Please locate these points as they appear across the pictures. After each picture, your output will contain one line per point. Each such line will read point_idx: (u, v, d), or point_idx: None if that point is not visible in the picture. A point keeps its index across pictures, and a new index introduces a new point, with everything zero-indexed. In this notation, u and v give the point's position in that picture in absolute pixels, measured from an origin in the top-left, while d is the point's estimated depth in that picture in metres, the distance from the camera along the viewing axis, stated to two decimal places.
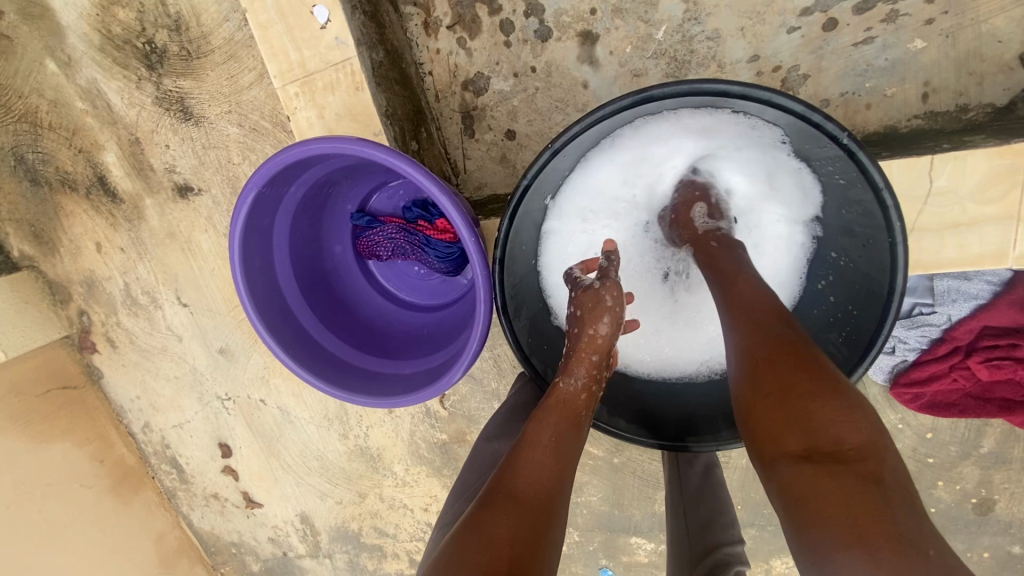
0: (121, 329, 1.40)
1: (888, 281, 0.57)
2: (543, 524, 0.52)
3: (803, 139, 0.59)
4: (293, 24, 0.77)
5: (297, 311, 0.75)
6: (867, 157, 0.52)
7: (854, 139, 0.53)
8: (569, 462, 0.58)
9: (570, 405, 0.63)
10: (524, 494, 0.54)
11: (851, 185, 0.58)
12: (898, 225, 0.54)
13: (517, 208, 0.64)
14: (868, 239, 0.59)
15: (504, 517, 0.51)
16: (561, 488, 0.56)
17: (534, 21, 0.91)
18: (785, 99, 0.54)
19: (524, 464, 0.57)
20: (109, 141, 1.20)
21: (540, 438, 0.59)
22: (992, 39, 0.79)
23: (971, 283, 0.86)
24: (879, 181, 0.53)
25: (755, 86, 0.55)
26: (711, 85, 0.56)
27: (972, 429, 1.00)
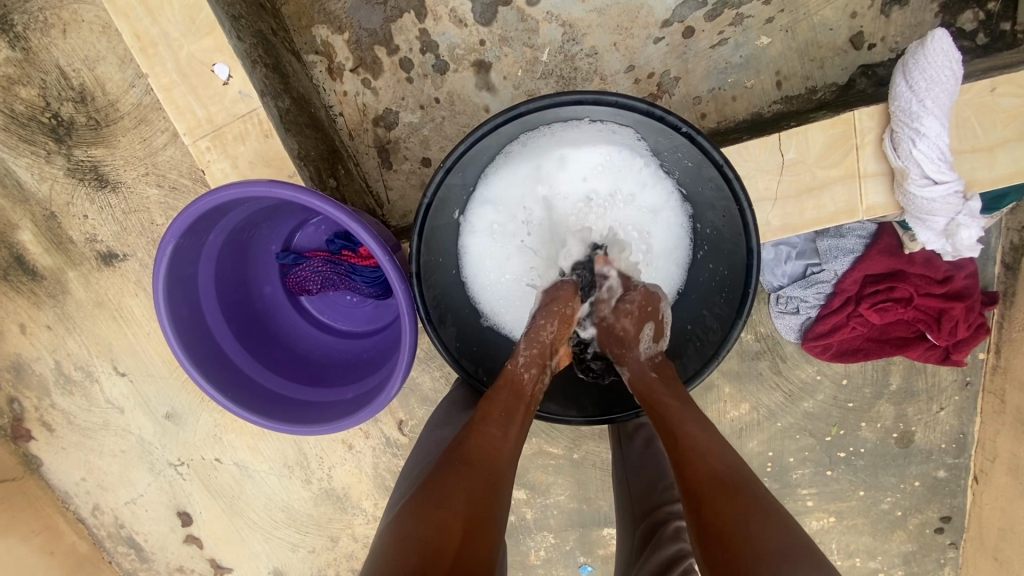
0: (57, 410, 1.34)
1: (746, 242, 0.66)
2: (493, 486, 0.60)
3: (654, 132, 0.68)
4: (195, 83, 0.80)
5: (233, 354, 0.77)
6: (704, 139, 0.62)
7: (691, 126, 0.63)
8: (517, 430, 0.67)
9: (518, 383, 0.70)
10: (477, 457, 0.62)
11: (699, 166, 0.67)
12: (741, 193, 0.63)
13: (424, 226, 0.69)
14: (725, 210, 0.68)
15: (459, 481, 0.59)
16: (509, 450, 0.64)
17: (431, 57, 0.98)
18: (629, 99, 0.63)
19: (478, 435, 0.64)
20: (23, 218, 1.18)
21: (491, 413, 0.66)
22: (825, 27, 0.91)
23: (845, 238, 0.97)
24: (718, 158, 0.63)
25: (605, 92, 0.64)
26: (567, 96, 0.64)
27: (879, 370, 1.10)
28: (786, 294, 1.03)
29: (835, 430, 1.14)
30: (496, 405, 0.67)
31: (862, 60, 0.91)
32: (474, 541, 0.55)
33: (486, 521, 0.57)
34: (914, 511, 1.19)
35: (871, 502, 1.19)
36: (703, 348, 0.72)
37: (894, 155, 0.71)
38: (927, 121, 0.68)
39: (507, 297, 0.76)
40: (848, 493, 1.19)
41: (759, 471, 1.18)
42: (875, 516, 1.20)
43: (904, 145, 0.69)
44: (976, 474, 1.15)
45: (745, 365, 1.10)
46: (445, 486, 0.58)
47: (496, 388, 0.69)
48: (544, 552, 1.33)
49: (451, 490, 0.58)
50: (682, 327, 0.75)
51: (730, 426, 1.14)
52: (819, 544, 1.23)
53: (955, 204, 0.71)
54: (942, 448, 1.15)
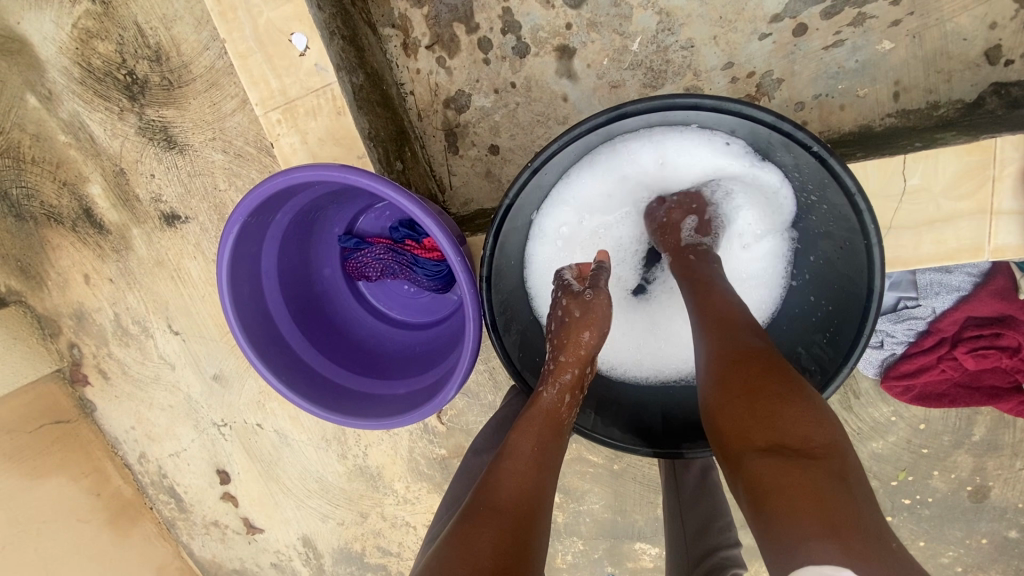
0: (113, 360, 1.39)
1: (865, 284, 0.58)
2: (526, 534, 0.53)
3: (771, 146, 0.61)
4: (272, 53, 0.77)
5: (288, 336, 0.75)
6: (838, 163, 0.54)
7: (824, 146, 0.54)
8: (551, 468, 0.60)
9: (552, 412, 0.64)
10: (505, 502, 0.55)
11: (822, 190, 0.59)
12: (873, 227, 0.55)
13: (503, 228, 0.65)
14: (845, 242, 0.60)
15: (485, 532, 0.52)
16: (542, 493, 0.57)
17: (512, 38, 0.92)
18: (754, 109, 0.56)
19: (502, 476, 0.58)
20: (94, 173, 1.20)
21: (521, 449, 0.60)
22: (960, 35, 0.80)
23: (953, 275, 0.86)
24: (850, 186, 0.55)
25: (726, 99, 0.56)
26: (681, 99, 0.57)
27: (963, 418, 1.01)
28: (871, 327, 0.94)
29: (903, 476, 1.06)
30: (522, 437, 0.61)
31: (998, 76, 0.80)
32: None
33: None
34: (979, 571, 1.10)
35: (931, 555, 1.11)
36: None
37: None
38: None
39: None
40: (907, 542, 1.11)
41: None
42: (934, 570, 1.12)
43: None
44: None
45: None
46: (468, 540, 0.51)
47: (526, 420, 0.63)
48: (571, 557, 1.31)
49: (476, 542, 0.50)
50: None
51: None
52: None
53: None
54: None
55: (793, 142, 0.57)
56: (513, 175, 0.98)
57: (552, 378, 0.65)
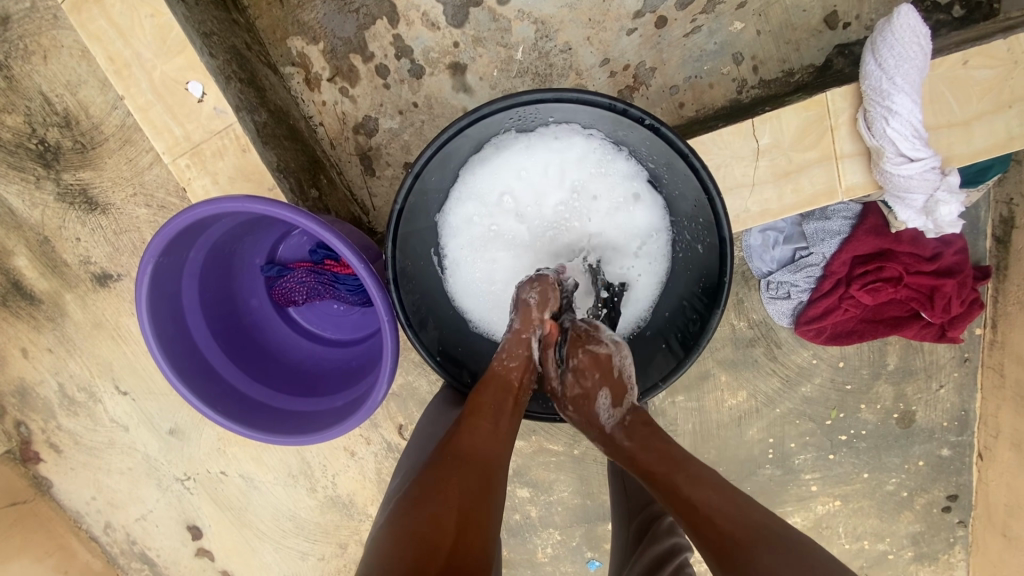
0: (63, 432, 1.37)
1: (718, 232, 0.68)
2: (486, 478, 0.62)
3: (618, 127, 0.70)
4: (170, 102, 0.81)
5: (221, 368, 0.78)
6: (669, 129, 0.64)
7: (656, 118, 0.65)
8: (507, 426, 0.67)
9: (508, 379, 0.70)
10: (468, 452, 0.63)
11: (667, 157, 0.69)
12: (710, 181, 0.65)
13: (398, 232, 0.70)
14: (695, 200, 0.69)
15: (454, 479, 0.60)
16: (501, 446, 0.65)
17: (406, 62, 0.98)
18: (591, 94, 0.65)
19: (470, 430, 0.65)
20: (18, 245, 1.20)
21: (482, 405, 0.67)
22: (798, 9, 0.90)
23: (832, 221, 0.96)
24: (684, 148, 0.65)
25: (566, 89, 0.66)
26: (529, 95, 0.66)
27: (875, 350, 1.09)
28: (776, 280, 1.02)
29: (835, 414, 1.13)
30: (482, 398, 0.68)
31: (837, 39, 0.91)
32: (470, 535, 0.56)
33: (479, 518, 0.58)
34: (919, 491, 1.18)
35: (876, 484, 1.19)
36: (683, 339, 0.73)
37: (869, 134, 0.70)
38: (898, 98, 0.67)
39: (488, 303, 0.76)
40: (852, 476, 1.18)
41: (761, 458, 1.17)
42: (881, 497, 1.19)
43: (877, 123, 0.68)
44: (979, 451, 1.14)
45: (740, 353, 1.09)
46: (436, 483, 0.59)
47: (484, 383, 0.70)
48: (550, 549, 1.34)
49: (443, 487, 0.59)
50: (663, 317, 0.76)
51: (729, 414, 1.14)
52: (825, 528, 1.22)
53: (933, 180, 0.70)
54: (945, 425, 1.14)
55: (631, 119, 0.67)
56: None
57: (505, 352, 0.70)
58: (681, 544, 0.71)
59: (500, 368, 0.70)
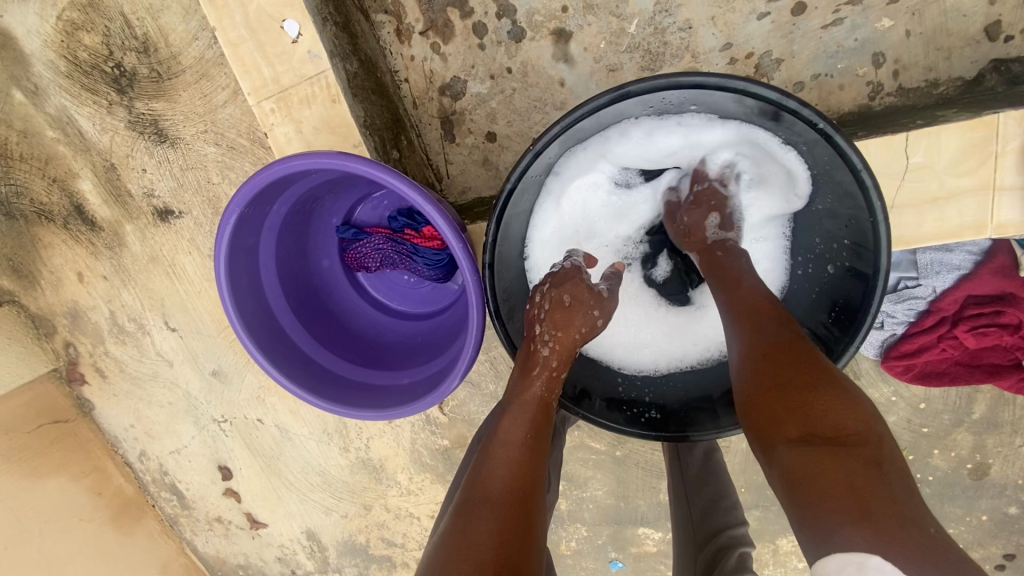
0: (110, 358, 1.38)
1: (873, 263, 0.59)
2: (523, 513, 0.54)
3: (776, 125, 0.62)
4: (264, 40, 0.76)
5: (288, 328, 0.75)
6: (844, 140, 0.55)
7: (831, 123, 0.56)
8: (540, 450, 0.61)
9: (541, 397, 0.64)
10: (502, 487, 0.56)
11: (829, 167, 0.60)
12: (879, 205, 0.56)
13: (502, 214, 0.65)
14: (850, 220, 0.61)
15: (486, 518, 0.53)
16: (535, 473, 0.58)
17: (507, 22, 0.91)
18: (759, 86, 0.57)
19: (497, 461, 0.58)
20: (84, 169, 1.19)
21: (511, 433, 0.61)
22: (957, 13, 0.80)
23: (953, 254, 0.86)
24: (857, 162, 0.56)
25: (731, 77, 0.58)
26: (686, 79, 0.59)
27: (963, 396, 1.01)
28: None
29: (904, 455, 1.06)
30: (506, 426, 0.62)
31: (995, 53, 0.81)
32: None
33: (522, 562, 0.50)
34: (977, 546, 1.12)
35: None
36: None
37: None
38: None
39: None
40: None
41: None
42: None
43: None
44: None
45: None
46: (469, 527, 0.52)
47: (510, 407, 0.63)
48: (575, 543, 1.31)
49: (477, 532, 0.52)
50: None
51: None
52: None
53: None
54: (1022, 485, 1.06)
55: (798, 120, 0.58)
56: (511, 162, 0.97)
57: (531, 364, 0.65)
58: None
59: (526, 387, 0.64)
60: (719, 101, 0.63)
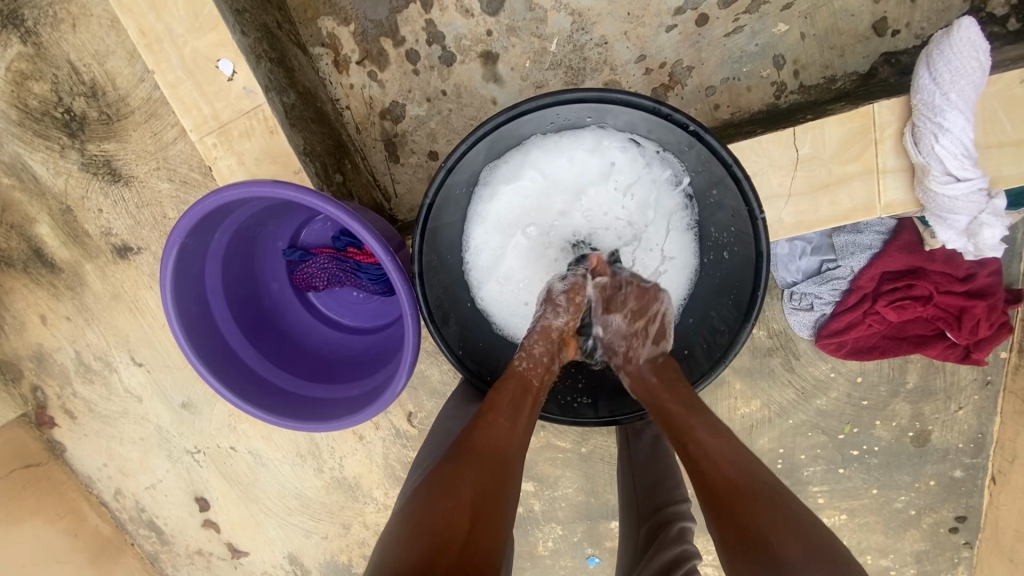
0: (79, 398, 1.40)
1: (754, 247, 0.66)
2: (500, 476, 0.62)
3: (659, 131, 0.68)
4: (200, 79, 0.80)
5: (241, 350, 0.78)
6: (713, 139, 0.63)
7: (699, 125, 0.63)
8: (524, 423, 0.68)
9: (527, 378, 0.71)
10: (485, 450, 0.64)
11: (707, 166, 0.67)
12: (752, 195, 0.63)
13: (427, 228, 0.69)
14: (732, 211, 0.68)
15: (468, 475, 0.61)
16: (517, 442, 0.66)
17: (437, 48, 0.96)
18: (636, 97, 0.64)
19: (487, 427, 0.66)
20: (41, 213, 1.22)
21: (500, 404, 0.68)
22: (846, 14, 0.87)
23: (863, 234, 0.94)
24: (727, 158, 0.63)
25: (609, 91, 0.65)
26: (571, 93, 0.65)
27: (896, 368, 1.08)
28: (800, 291, 1.00)
29: (849, 428, 1.12)
30: (501, 397, 0.69)
31: (885, 47, 0.88)
32: (480, 532, 0.57)
33: (492, 516, 0.59)
34: (928, 510, 1.17)
35: (884, 501, 1.17)
36: (711, 350, 0.73)
37: (915, 150, 0.68)
38: (951, 114, 0.65)
39: (509, 302, 0.77)
40: (860, 491, 1.17)
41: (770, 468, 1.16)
42: (888, 514, 1.18)
43: (926, 140, 0.66)
44: (993, 474, 1.13)
45: (757, 362, 1.08)
46: (451, 479, 0.61)
47: (502, 383, 0.70)
48: (551, 543, 1.34)
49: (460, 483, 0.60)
50: (686, 324, 0.76)
51: (741, 422, 1.13)
52: None
53: (978, 202, 0.68)
54: (960, 447, 1.12)
55: (673, 124, 0.66)
56: None
57: (525, 350, 0.72)
58: (690, 551, 0.71)
59: (519, 368, 0.71)
60: (608, 114, 0.69)
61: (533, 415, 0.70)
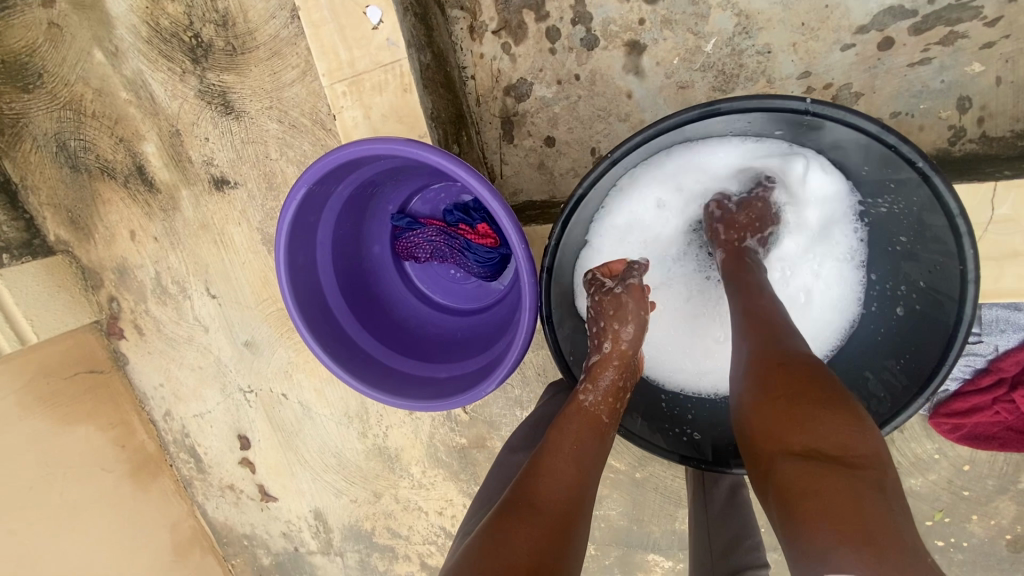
0: (150, 317, 1.43)
1: (956, 312, 0.61)
2: (562, 530, 0.55)
3: (867, 161, 0.63)
4: (344, 23, 0.77)
5: (336, 311, 0.76)
6: (942, 182, 0.56)
7: (930, 164, 0.57)
8: (590, 466, 0.62)
9: (593, 415, 0.66)
10: (545, 500, 0.57)
11: (919, 208, 0.61)
12: (971, 252, 0.57)
13: (569, 217, 0.68)
14: (933, 264, 0.63)
15: (524, 528, 0.54)
16: (582, 489, 0.60)
17: (581, 30, 0.90)
18: (860, 118, 0.58)
19: (547, 470, 0.60)
20: (150, 132, 1.24)
21: (563, 446, 0.62)
22: None
23: (1022, 313, 0.83)
24: (953, 206, 0.57)
25: (832, 106, 0.59)
26: (781, 100, 0.60)
27: (1011, 463, 0.96)
28: None
29: (939, 517, 1.01)
30: (566, 437, 0.63)
31: None
32: None
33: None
34: None
35: None
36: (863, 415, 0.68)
37: None
38: None
39: None
40: None
41: None
42: None
43: None
44: None
45: None
46: (506, 529, 0.54)
47: (564, 422, 0.65)
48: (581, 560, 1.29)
49: (514, 536, 0.53)
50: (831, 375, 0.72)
51: None
52: None
53: None
54: None
55: (897, 157, 0.59)
56: (567, 169, 0.96)
57: (591, 381, 0.68)
58: None
59: (581, 401, 0.67)
60: (814, 130, 0.64)
61: (599, 458, 0.64)
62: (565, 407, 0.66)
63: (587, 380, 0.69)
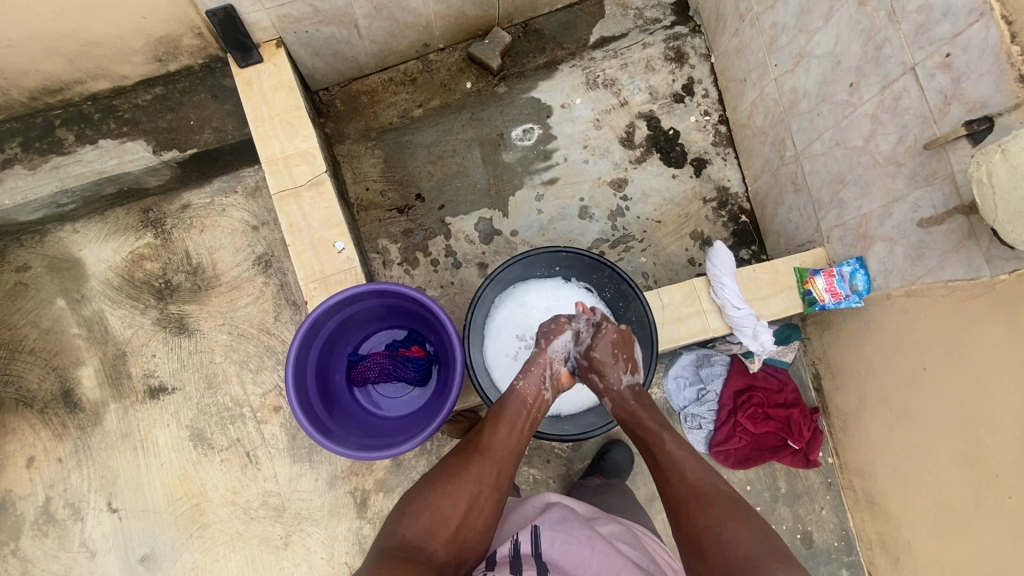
0: (18, 557, 1.37)
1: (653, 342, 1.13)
2: (499, 469, 0.91)
3: (600, 278, 1.19)
4: (319, 251, 1.32)
5: (318, 412, 1.10)
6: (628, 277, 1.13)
7: (622, 270, 1.14)
8: (522, 432, 0.98)
9: (526, 397, 1.02)
10: (493, 451, 0.93)
11: (626, 294, 1.17)
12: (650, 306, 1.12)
13: (471, 317, 1.12)
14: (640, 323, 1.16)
15: (475, 466, 0.89)
16: (514, 445, 0.95)
17: (451, 258, 1.57)
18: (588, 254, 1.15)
19: (495, 433, 0.95)
20: (92, 357, 1.46)
21: (504, 418, 0.98)
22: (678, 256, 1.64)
23: (714, 366, 1.48)
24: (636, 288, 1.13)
25: (577, 250, 1.15)
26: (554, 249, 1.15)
27: (770, 476, 1.50)
28: (689, 412, 1.49)
29: None
30: (507, 412, 0.99)
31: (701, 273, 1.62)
32: (478, 508, 0.85)
33: (490, 497, 0.87)
34: None
35: None
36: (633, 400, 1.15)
37: (716, 297, 1.29)
38: (725, 279, 1.28)
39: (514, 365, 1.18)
40: None
41: None
42: None
43: (717, 291, 1.28)
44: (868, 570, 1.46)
45: None
46: (464, 466, 0.89)
47: (507, 402, 1.01)
48: None
49: (470, 469, 0.88)
50: None
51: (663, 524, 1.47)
52: None
53: (752, 319, 1.27)
54: (836, 545, 1.48)
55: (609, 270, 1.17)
56: None
57: (524, 376, 1.04)
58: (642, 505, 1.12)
59: (520, 390, 1.02)
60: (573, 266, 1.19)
61: (529, 425, 1.00)
62: (510, 393, 1.01)
63: (522, 377, 1.04)
